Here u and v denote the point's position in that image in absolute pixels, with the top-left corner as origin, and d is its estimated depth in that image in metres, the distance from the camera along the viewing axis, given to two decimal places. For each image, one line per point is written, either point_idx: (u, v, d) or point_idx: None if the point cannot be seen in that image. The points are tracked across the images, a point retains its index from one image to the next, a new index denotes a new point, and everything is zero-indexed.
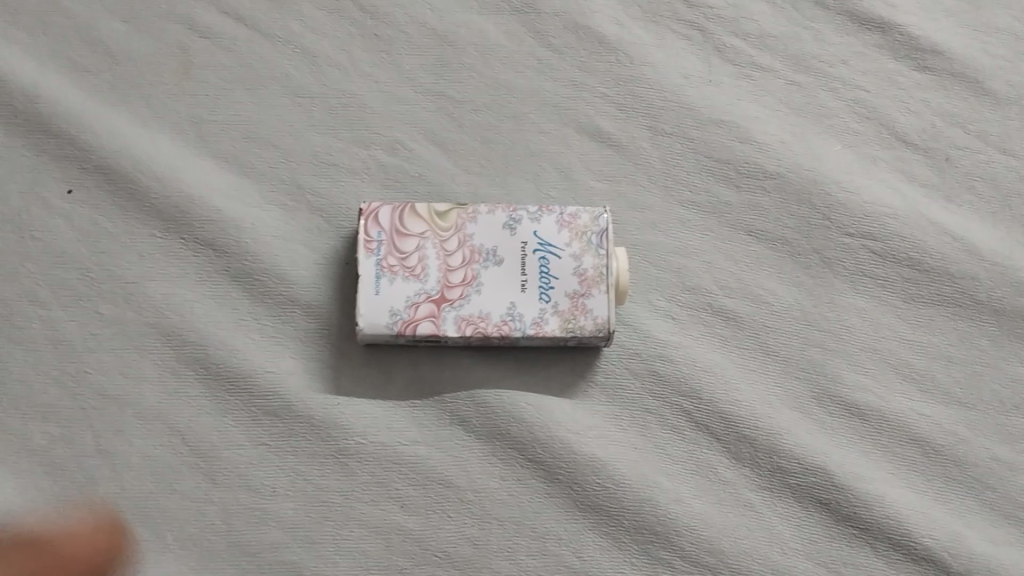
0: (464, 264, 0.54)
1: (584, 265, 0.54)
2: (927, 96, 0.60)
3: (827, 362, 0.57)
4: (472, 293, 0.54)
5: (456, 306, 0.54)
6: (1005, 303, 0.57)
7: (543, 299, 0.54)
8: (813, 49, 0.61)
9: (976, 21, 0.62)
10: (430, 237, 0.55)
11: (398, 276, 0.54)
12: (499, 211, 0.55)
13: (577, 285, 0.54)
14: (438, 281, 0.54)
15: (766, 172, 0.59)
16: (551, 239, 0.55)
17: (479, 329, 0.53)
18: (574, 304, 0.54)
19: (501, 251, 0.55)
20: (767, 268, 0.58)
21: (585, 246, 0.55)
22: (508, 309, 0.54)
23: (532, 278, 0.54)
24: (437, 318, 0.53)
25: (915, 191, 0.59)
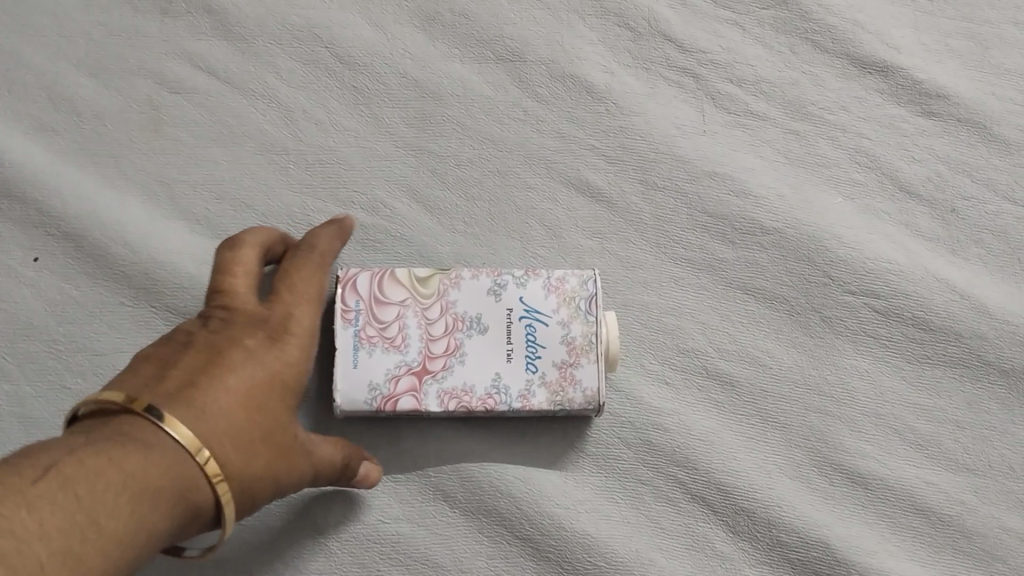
0: (447, 333, 0.51)
1: (572, 333, 0.51)
2: (932, 144, 0.58)
3: (829, 429, 0.54)
4: (455, 364, 0.50)
5: (438, 378, 0.50)
6: (1015, 363, 0.55)
7: (530, 370, 0.51)
8: (813, 95, 0.58)
9: (984, 62, 0.59)
10: (411, 304, 0.51)
11: (377, 348, 0.50)
12: (483, 275, 0.52)
13: (565, 354, 0.51)
14: (419, 351, 0.50)
15: (763, 227, 0.56)
16: (537, 305, 0.51)
17: (463, 403, 0.50)
18: (562, 374, 0.51)
19: (485, 318, 0.51)
20: (765, 329, 0.55)
21: (573, 312, 0.51)
22: (493, 381, 0.50)
23: (518, 348, 0.51)
24: (418, 392, 0.50)
25: (919, 246, 0.56)
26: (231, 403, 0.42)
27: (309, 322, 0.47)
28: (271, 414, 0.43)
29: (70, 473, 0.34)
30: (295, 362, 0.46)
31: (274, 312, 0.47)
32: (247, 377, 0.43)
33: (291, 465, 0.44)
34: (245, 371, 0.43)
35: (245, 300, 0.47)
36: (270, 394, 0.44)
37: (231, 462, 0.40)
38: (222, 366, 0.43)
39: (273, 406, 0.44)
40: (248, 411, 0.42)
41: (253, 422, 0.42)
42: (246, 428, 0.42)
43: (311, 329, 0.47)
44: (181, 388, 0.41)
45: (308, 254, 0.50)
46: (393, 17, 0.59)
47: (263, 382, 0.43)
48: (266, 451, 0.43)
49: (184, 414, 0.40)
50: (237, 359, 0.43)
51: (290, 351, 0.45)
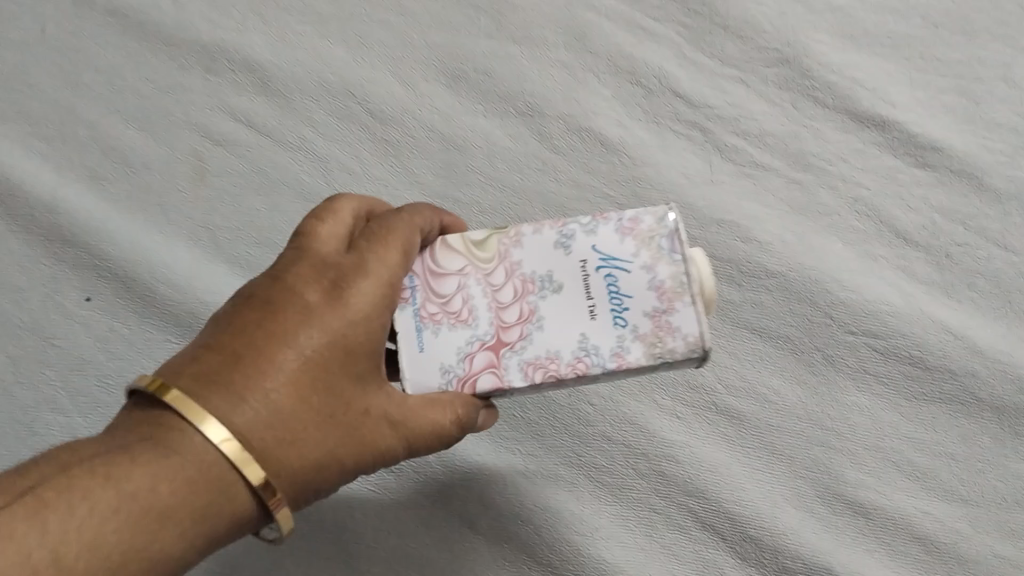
0: (517, 298, 0.43)
1: (660, 276, 0.42)
2: (927, 193, 0.61)
3: (830, 462, 0.58)
4: (533, 330, 0.42)
5: (516, 350, 0.42)
6: (1006, 401, 0.58)
7: (618, 325, 0.42)
8: (813, 148, 0.61)
9: (975, 115, 0.62)
10: (471, 272, 0.44)
11: (442, 325, 0.43)
12: (546, 228, 0.44)
13: (656, 301, 0.42)
14: (491, 324, 0.43)
15: (768, 271, 0.59)
16: (614, 251, 0.43)
17: (550, 374, 0.42)
18: (658, 322, 0.42)
19: (557, 274, 0.43)
20: (771, 366, 0.59)
21: (656, 253, 0.42)
22: (580, 343, 0.42)
23: (601, 301, 0.42)
24: (498, 368, 0.42)
25: (915, 289, 0.60)
26: (286, 384, 0.38)
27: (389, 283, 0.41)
28: (339, 389, 0.39)
29: (49, 498, 0.34)
30: (368, 326, 0.40)
31: (351, 271, 0.40)
32: (309, 353, 0.39)
33: (371, 440, 0.40)
34: (308, 342, 0.39)
35: (329, 252, 0.41)
36: (337, 367, 0.39)
37: (277, 455, 0.38)
38: (281, 337, 0.39)
39: (340, 378, 0.39)
40: (304, 391, 0.38)
41: (315, 402, 0.39)
42: (303, 409, 0.38)
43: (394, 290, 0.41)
44: (230, 365, 0.38)
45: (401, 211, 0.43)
46: (421, 75, 0.63)
47: (329, 354, 0.39)
48: (332, 430, 0.39)
49: (222, 405, 0.37)
50: (302, 329, 0.39)
51: (360, 316, 0.40)
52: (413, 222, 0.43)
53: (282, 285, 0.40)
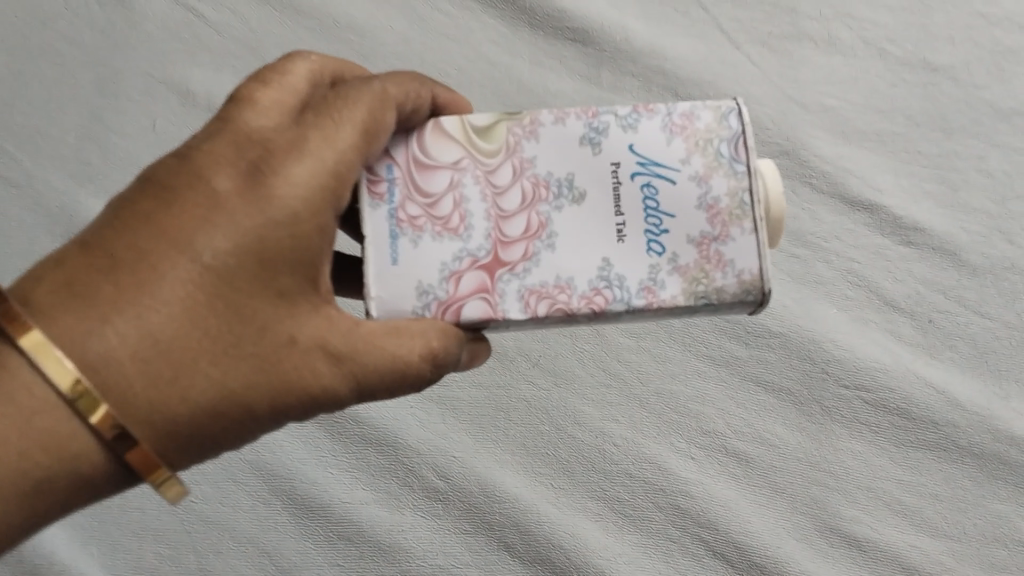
0: (523, 212, 0.43)
1: (712, 193, 0.43)
2: (911, 267, 0.70)
3: (828, 499, 0.65)
4: (541, 251, 0.43)
5: (518, 273, 0.43)
6: (984, 448, 0.66)
7: (653, 251, 0.43)
8: (811, 227, 0.70)
9: (953, 201, 0.71)
10: (471, 174, 0.44)
11: (432, 236, 0.43)
12: (576, 123, 0.44)
13: (707, 223, 0.43)
14: (485, 237, 0.43)
15: (771, 331, 0.68)
16: (658, 157, 0.43)
17: (557, 302, 0.42)
18: (705, 247, 0.43)
19: (580, 183, 0.43)
20: (774, 414, 0.67)
21: (710, 162, 0.43)
22: (602, 270, 0.43)
23: (634, 218, 0.43)
24: (490, 293, 0.42)
25: (902, 349, 0.68)
26: (175, 302, 0.39)
27: (334, 162, 0.41)
28: (251, 306, 0.40)
29: None
30: (296, 226, 0.40)
31: (284, 151, 0.41)
32: (210, 261, 0.40)
33: (309, 369, 0.40)
34: (216, 250, 0.40)
35: (268, 124, 0.41)
36: (253, 279, 0.40)
37: (162, 391, 0.39)
38: (182, 247, 0.39)
39: (254, 294, 0.40)
40: (202, 309, 0.39)
41: (219, 317, 0.40)
42: (206, 326, 0.40)
43: (341, 169, 0.41)
44: (103, 275, 0.39)
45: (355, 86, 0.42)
46: None
47: (237, 264, 0.40)
48: (251, 354, 0.40)
49: (91, 324, 0.38)
50: (207, 234, 0.40)
51: (286, 213, 0.40)
52: (368, 94, 0.42)
53: (194, 170, 0.41)
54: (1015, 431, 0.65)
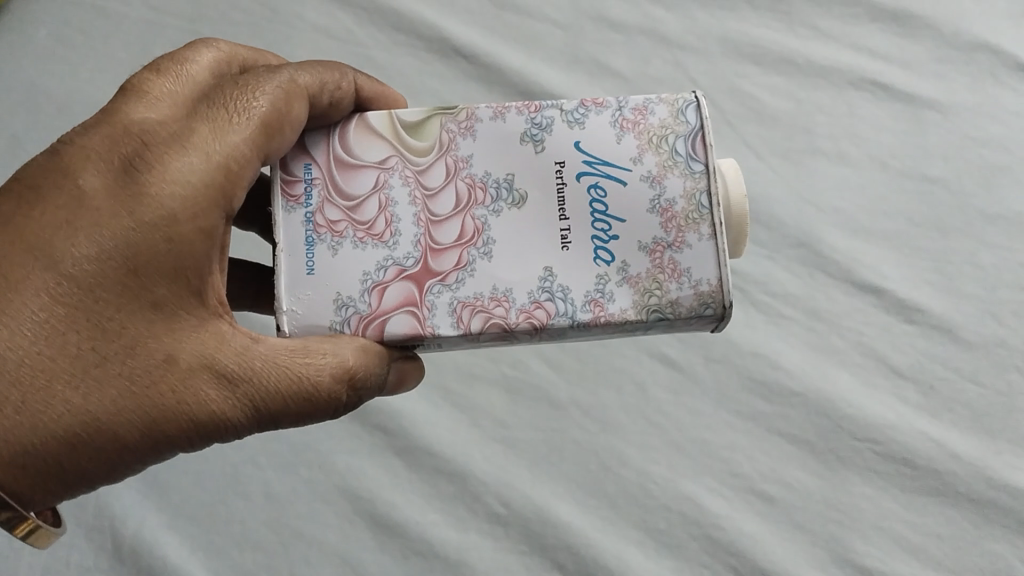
0: (448, 231, 0.50)
1: (665, 196, 0.50)
2: (914, 340, 0.80)
3: (843, 535, 0.74)
4: (474, 264, 0.49)
5: (448, 285, 0.49)
6: (980, 494, 0.75)
7: (599, 262, 0.49)
8: (825, 304, 0.82)
9: (949, 287, 0.82)
10: (398, 184, 0.51)
11: (361, 244, 0.49)
12: (519, 127, 0.51)
13: (660, 225, 0.49)
14: (411, 250, 0.49)
15: (792, 390, 0.78)
16: (607, 158, 0.50)
17: (491, 314, 0.48)
18: (658, 253, 0.49)
19: (519, 188, 0.50)
20: (796, 462, 0.76)
21: (663, 164, 0.50)
22: (543, 281, 0.49)
23: (577, 223, 0.49)
24: (419, 306, 0.49)
25: (907, 409, 0.78)
26: (31, 318, 0.43)
27: (213, 157, 0.47)
28: (120, 320, 0.45)
29: None
30: (172, 227, 0.46)
31: (164, 150, 0.47)
32: (72, 270, 0.44)
33: (192, 387, 0.45)
34: (77, 258, 0.44)
35: (150, 123, 0.47)
36: (126, 287, 0.45)
37: (17, 414, 0.42)
38: (45, 261, 0.44)
39: (123, 303, 0.45)
40: (64, 322, 0.44)
41: (84, 327, 0.44)
42: (67, 338, 0.44)
43: (223, 163, 0.47)
44: None
45: (231, 97, 0.49)
46: None
47: (102, 272, 0.45)
48: (125, 368, 0.44)
49: None
50: (70, 244, 0.45)
51: (161, 215, 0.46)
52: (241, 104, 0.49)
53: (65, 182, 0.46)
54: (1007, 480, 0.75)
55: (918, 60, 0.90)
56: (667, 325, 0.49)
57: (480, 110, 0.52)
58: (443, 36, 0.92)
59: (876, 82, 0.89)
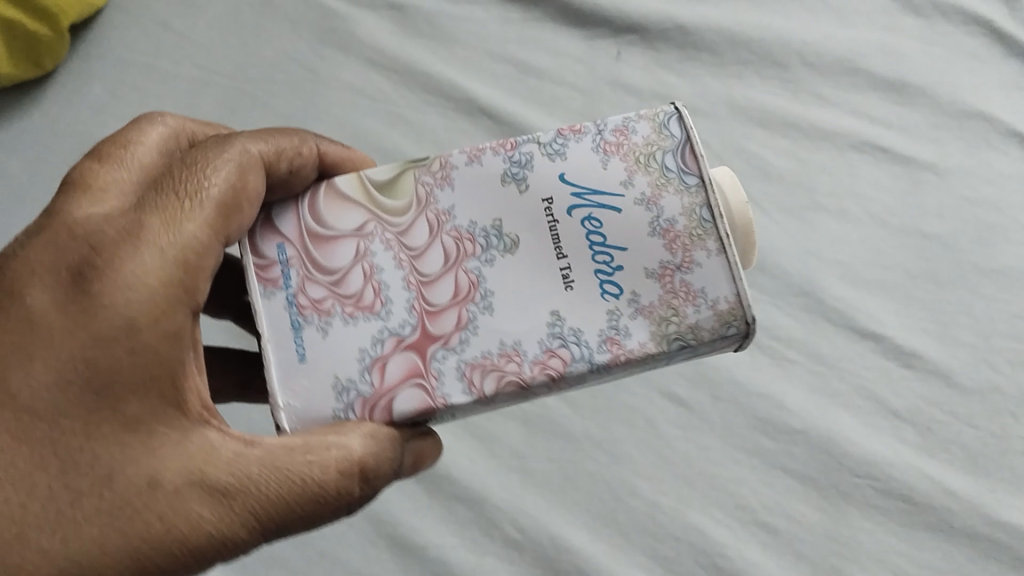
0: (439, 295, 0.53)
1: (666, 219, 0.54)
2: (912, 385, 0.84)
3: (843, 566, 0.78)
4: (473, 326, 0.53)
5: (452, 348, 0.52)
6: (975, 529, 0.79)
7: (608, 298, 0.53)
8: (828, 349, 0.86)
9: (944, 336, 0.86)
10: (380, 250, 0.55)
11: (354, 319, 0.53)
12: (497, 171, 0.56)
13: (665, 246, 0.53)
14: (406, 317, 0.53)
15: (796, 429, 0.82)
16: (602, 187, 0.55)
17: (500, 369, 0.52)
18: (667, 277, 0.53)
19: (511, 232, 0.54)
20: (799, 496, 0.80)
21: (655, 186, 0.55)
22: (553, 330, 0.52)
23: (578, 260, 0.53)
24: (426, 373, 0.52)
25: (905, 449, 0.82)
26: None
27: (167, 252, 0.50)
28: (90, 445, 0.47)
29: None
30: (132, 338, 0.48)
31: (113, 253, 0.49)
32: (33, 403, 0.47)
33: (180, 505, 0.47)
34: (36, 389, 0.47)
35: (96, 227, 0.50)
36: (94, 413, 0.47)
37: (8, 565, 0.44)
38: (9, 401, 0.47)
39: (90, 427, 0.47)
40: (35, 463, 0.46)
41: (54, 464, 0.46)
42: (39, 480, 0.46)
43: (181, 256, 0.50)
44: None
45: (174, 187, 0.52)
46: None
47: (65, 395, 0.47)
48: (103, 498, 0.46)
49: None
50: (30, 374, 0.47)
51: (121, 325, 0.48)
52: (184, 198, 0.52)
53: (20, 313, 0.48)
54: (1001, 517, 0.79)
55: (917, 126, 0.94)
56: (691, 350, 0.53)
57: (453, 158, 0.56)
58: (469, 97, 0.98)
59: (876, 145, 0.93)
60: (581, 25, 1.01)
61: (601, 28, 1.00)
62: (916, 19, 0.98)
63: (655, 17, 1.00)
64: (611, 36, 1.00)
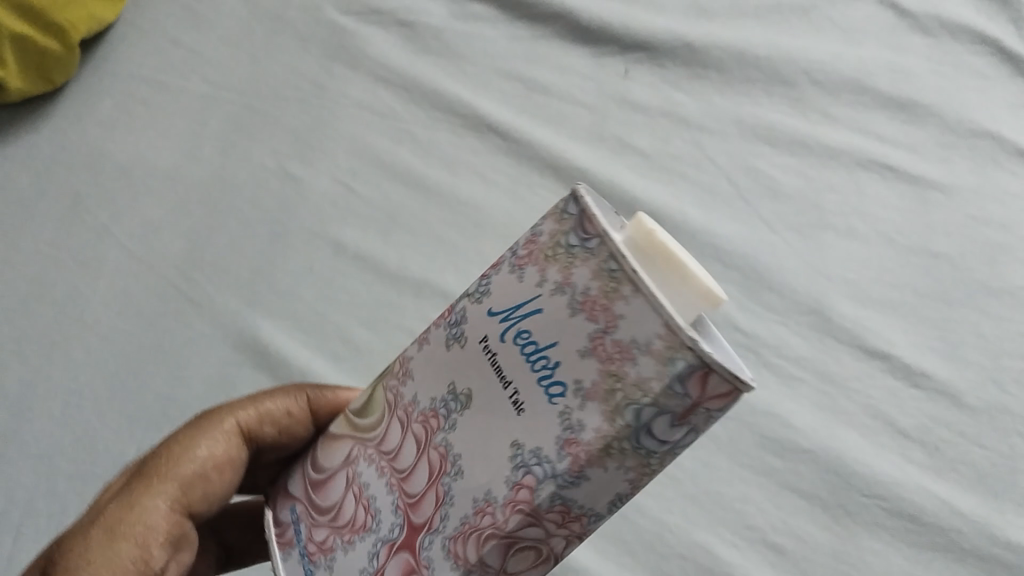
0: (417, 486, 0.53)
1: (582, 288, 0.45)
2: (920, 404, 0.83)
3: None
4: (445, 502, 0.51)
5: (434, 530, 0.51)
6: (984, 551, 0.77)
7: (551, 400, 0.46)
8: (835, 367, 0.85)
9: (952, 354, 0.85)
10: (371, 468, 0.57)
11: (355, 543, 0.56)
12: (439, 337, 0.53)
13: (586, 318, 0.45)
14: (393, 523, 0.54)
15: (803, 448, 0.82)
16: (521, 301, 0.48)
17: (474, 529, 0.49)
18: (601, 346, 0.44)
19: (465, 388, 0.51)
20: (806, 516, 0.80)
21: (562, 266, 0.46)
22: (514, 459, 0.47)
23: (522, 379, 0.48)
24: (417, 565, 0.52)
25: (913, 468, 0.81)
26: None
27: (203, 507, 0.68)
28: None
29: None
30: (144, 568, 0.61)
31: (136, 504, 0.63)
32: None
33: None
34: None
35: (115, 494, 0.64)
36: None
37: None
38: None
39: None
40: None
41: None
42: None
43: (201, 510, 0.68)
44: None
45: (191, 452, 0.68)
46: None
47: None
48: None
49: None
50: None
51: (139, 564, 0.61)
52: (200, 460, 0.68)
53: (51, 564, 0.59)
54: (1011, 538, 0.77)
55: (925, 145, 0.94)
56: (667, 409, 0.43)
57: (408, 352, 0.56)
58: (477, 113, 0.98)
59: (884, 163, 0.93)
60: (590, 44, 1.02)
61: (610, 47, 1.01)
62: (925, 38, 1.00)
63: (665, 35, 1.01)
64: (620, 55, 1.01)
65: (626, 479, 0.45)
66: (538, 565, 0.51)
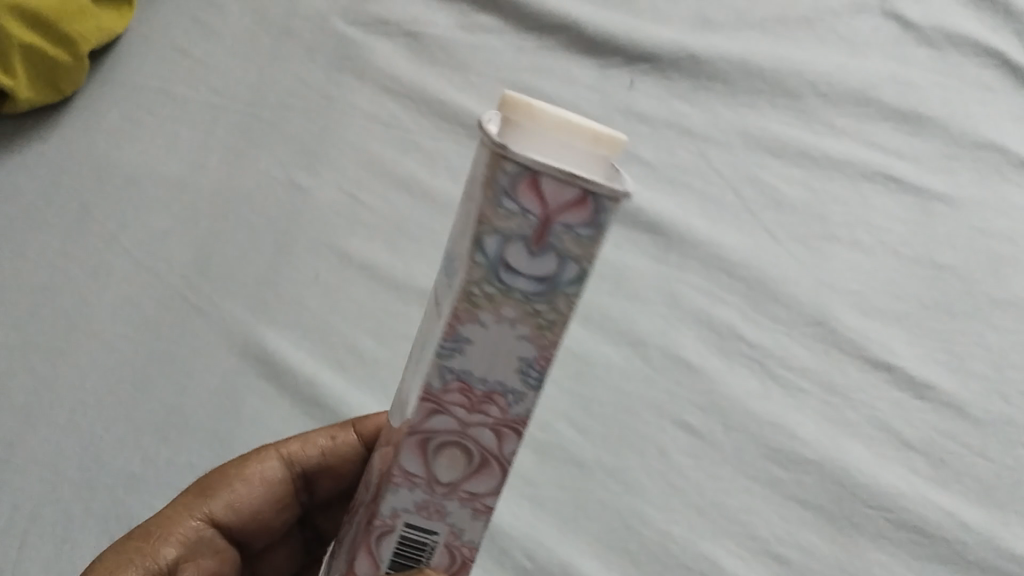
0: (387, 427, 0.52)
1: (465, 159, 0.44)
2: (925, 416, 0.83)
3: None
4: (394, 422, 0.50)
5: (385, 452, 0.50)
6: (990, 563, 0.77)
7: (445, 278, 0.45)
8: (840, 379, 0.85)
9: (957, 366, 0.85)
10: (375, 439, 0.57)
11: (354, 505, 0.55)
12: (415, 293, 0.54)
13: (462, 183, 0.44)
14: (371, 468, 0.53)
15: (808, 459, 0.82)
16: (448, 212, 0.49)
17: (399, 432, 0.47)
18: (465, 198, 0.42)
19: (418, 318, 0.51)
20: (811, 527, 0.80)
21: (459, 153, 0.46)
22: (424, 354, 0.46)
23: (438, 279, 0.47)
24: (373, 490, 0.50)
25: (918, 480, 0.81)
26: None
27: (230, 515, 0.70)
28: None
29: None
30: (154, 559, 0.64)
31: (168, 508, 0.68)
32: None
33: None
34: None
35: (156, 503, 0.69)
36: None
37: None
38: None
39: None
40: None
41: None
42: None
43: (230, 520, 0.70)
44: None
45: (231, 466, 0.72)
46: None
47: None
48: None
49: None
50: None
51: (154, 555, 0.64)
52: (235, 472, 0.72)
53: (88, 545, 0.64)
54: (1016, 551, 0.78)
55: (929, 157, 0.94)
56: (518, 235, 0.39)
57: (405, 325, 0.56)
58: None
59: (888, 175, 0.94)
60: (594, 56, 1.02)
61: (614, 58, 1.02)
62: (929, 50, 1.00)
63: (669, 47, 1.01)
64: (625, 66, 1.01)
65: (519, 338, 0.42)
66: (476, 468, 0.47)
